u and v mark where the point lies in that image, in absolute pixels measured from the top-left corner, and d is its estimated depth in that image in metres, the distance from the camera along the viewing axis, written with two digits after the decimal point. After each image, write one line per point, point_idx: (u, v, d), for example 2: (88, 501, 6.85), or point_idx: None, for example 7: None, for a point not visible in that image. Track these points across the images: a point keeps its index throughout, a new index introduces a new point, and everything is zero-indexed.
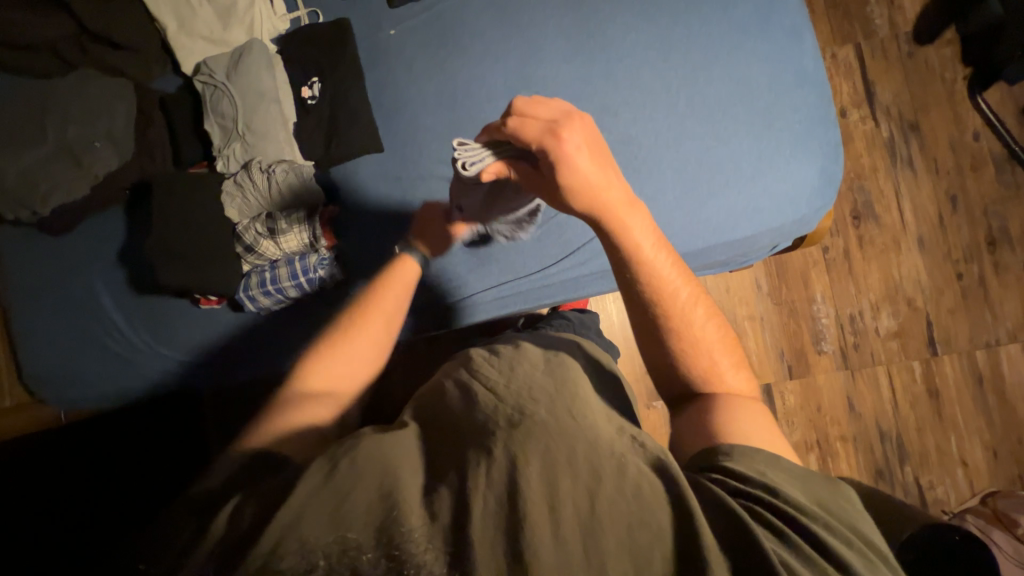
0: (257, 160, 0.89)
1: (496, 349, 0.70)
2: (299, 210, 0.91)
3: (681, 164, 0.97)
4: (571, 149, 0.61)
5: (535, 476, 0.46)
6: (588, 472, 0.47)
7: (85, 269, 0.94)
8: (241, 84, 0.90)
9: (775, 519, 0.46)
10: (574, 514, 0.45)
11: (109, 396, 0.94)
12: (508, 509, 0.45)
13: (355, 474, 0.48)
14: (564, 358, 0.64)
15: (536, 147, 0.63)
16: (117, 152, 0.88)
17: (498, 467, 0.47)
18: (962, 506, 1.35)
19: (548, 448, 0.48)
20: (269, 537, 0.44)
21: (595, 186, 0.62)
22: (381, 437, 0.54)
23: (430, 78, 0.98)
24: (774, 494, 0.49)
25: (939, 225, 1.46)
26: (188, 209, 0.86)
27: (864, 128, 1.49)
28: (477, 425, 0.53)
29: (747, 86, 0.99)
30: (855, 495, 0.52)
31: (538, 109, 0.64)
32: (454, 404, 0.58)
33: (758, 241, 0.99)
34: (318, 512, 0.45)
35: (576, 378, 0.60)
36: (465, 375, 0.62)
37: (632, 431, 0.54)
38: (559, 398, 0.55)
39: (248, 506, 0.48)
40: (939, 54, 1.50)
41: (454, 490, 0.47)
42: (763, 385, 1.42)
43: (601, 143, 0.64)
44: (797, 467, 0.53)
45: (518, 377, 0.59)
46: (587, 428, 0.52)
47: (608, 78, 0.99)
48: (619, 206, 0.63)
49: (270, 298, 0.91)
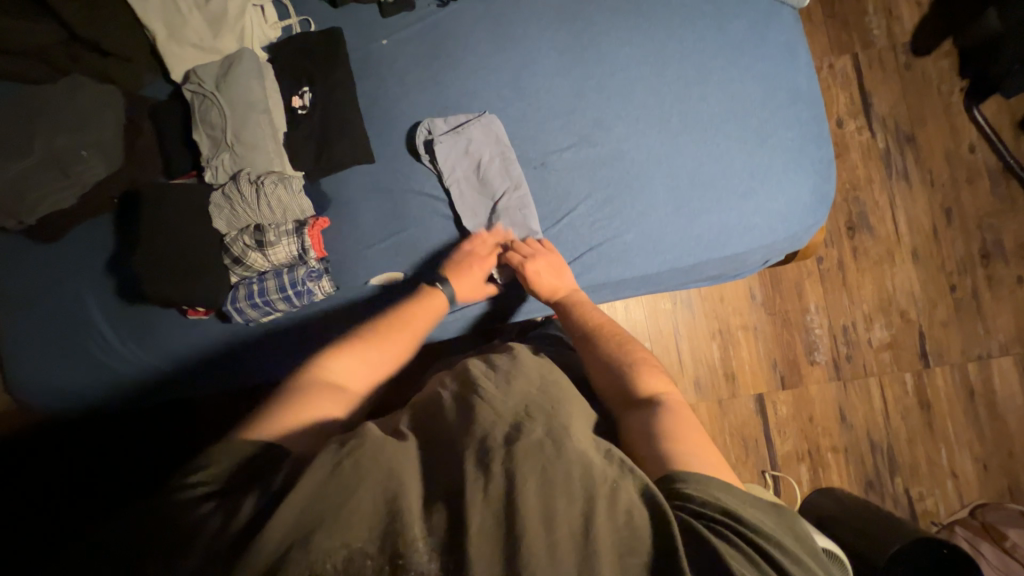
0: (245, 171, 0.89)
1: (492, 359, 0.70)
2: (288, 223, 0.90)
3: (673, 180, 0.97)
4: (535, 263, 0.90)
5: (533, 495, 0.48)
6: (585, 499, 0.49)
7: (73, 277, 0.94)
8: (231, 95, 0.89)
9: (735, 541, 0.49)
10: (570, 536, 0.47)
11: (99, 403, 0.96)
12: (507, 527, 0.47)
13: (357, 476, 0.49)
14: (558, 373, 0.68)
15: (515, 264, 0.91)
16: (104, 161, 0.87)
17: (495, 484, 0.49)
18: (951, 517, 1.35)
19: (546, 469, 0.50)
20: (260, 544, 0.45)
21: (551, 285, 0.90)
22: (383, 440, 0.54)
23: (423, 90, 0.98)
24: (732, 517, 0.51)
25: (933, 238, 1.46)
26: (178, 221, 0.87)
27: (860, 138, 1.49)
28: (475, 439, 0.53)
29: (741, 102, 0.98)
30: (795, 514, 0.56)
31: (522, 245, 0.93)
32: (448, 413, 0.58)
33: (749, 257, 1.00)
34: (317, 516, 0.47)
35: (570, 400, 0.62)
36: (461, 387, 0.62)
37: (619, 455, 0.56)
38: (557, 419, 0.57)
39: (243, 507, 0.49)
40: (936, 66, 1.49)
41: (451, 503, 0.48)
42: (755, 394, 1.42)
43: (562, 262, 0.92)
44: (747, 491, 0.56)
45: (517, 395, 0.60)
46: (582, 451, 0.53)
47: (601, 91, 0.99)
48: (570, 295, 0.90)
49: (257, 310, 0.90)
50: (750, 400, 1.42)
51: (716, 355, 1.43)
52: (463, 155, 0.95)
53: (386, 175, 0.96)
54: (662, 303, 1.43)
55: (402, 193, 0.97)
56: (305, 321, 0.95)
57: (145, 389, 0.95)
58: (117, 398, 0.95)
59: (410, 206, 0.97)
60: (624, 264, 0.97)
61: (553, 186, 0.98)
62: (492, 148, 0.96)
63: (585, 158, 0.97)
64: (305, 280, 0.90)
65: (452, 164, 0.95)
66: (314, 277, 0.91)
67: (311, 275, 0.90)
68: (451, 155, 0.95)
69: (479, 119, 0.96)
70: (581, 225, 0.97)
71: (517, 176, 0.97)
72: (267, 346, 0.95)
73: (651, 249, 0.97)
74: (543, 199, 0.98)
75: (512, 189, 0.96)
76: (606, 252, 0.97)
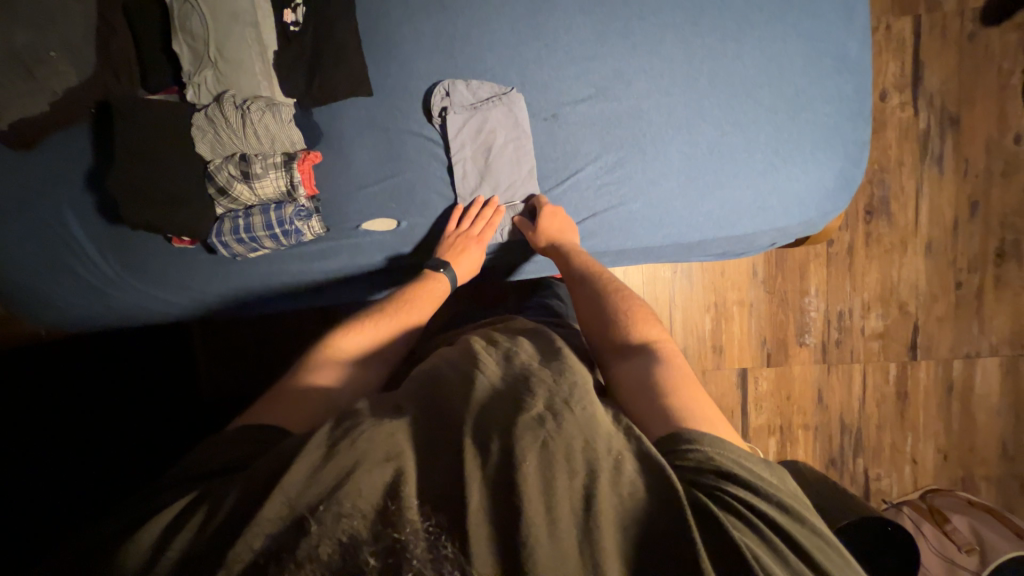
0: (230, 93, 0.82)
1: (494, 337, 0.72)
2: (277, 155, 0.85)
3: (691, 148, 0.90)
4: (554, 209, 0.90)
5: (533, 471, 0.48)
6: (585, 469, 0.49)
7: (49, 192, 0.89)
8: (213, 1, 0.80)
9: (738, 505, 0.50)
10: (572, 513, 0.47)
11: (86, 318, 0.97)
12: (503, 503, 0.47)
13: (356, 454, 0.50)
14: (561, 346, 0.69)
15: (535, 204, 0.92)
16: (73, 64, 0.81)
17: (492, 460, 0.49)
18: (902, 498, 1.43)
19: (547, 443, 0.50)
20: (244, 539, 0.46)
21: (566, 235, 0.90)
22: (381, 421, 0.55)
23: (428, 14, 0.87)
24: (730, 479, 0.52)
25: (951, 230, 1.41)
26: (158, 144, 0.82)
27: (901, 115, 1.37)
28: (474, 410, 0.54)
29: (782, 67, 0.89)
30: (785, 473, 0.58)
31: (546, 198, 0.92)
32: (448, 390, 0.59)
33: (758, 239, 0.97)
34: (312, 498, 0.48)
35: (572, 367, 0.62)
36: (461, 362, 0.64)
37: (625, 421, 0.57)
38: (558, 390, 0.57)
39: (230, 495, 0.51)
40: (1002, 40, 1.35)
41: (449, 479, 0.49)
42: (739, 368, 1.44)
43: (572, 223, 0.91)
44: (743, 449, 0.57)
45: (516, 369, 0.62)
46: (585, 424, 0.53)
47: (626, 38, 0.89)
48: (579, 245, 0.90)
49: (244, 246, 0.88)
50: (733, 373, 1.44)
51: (707, 327, 1.43)
52: (476, 133, 0.90)
53: (384, 113, 0.89)
54: (662, 271, 1.40)
55: (399, 134, 0.90)
56: (297, 258, 0.94)
57: (136, 309, 0.97)
58: (112, 317, 0.98)
59: (406, 147, 0.91)
60: (627, 234, 0.94)
61: (562, 141, 0.91)
62: (508, 132, 0.90)
63: (601, 113, 0.90)
64: (293, 219, 0.87)
65: (462, 141, 0.90)
66: (302, 216, 0.88)
67: (299, 214, 0.87)
68: (464, 130, 0.89)
69: (503, 97, 0.89)
70: (587, 187, 0.92)
71: (528, 169, 0.92)
72: (258, 283, 0.95)
73: (657, 221, 0.93)
74: (549, 155, 0.92)
75: (517, 176, 0.92)
76: (608, 220, 0.93)
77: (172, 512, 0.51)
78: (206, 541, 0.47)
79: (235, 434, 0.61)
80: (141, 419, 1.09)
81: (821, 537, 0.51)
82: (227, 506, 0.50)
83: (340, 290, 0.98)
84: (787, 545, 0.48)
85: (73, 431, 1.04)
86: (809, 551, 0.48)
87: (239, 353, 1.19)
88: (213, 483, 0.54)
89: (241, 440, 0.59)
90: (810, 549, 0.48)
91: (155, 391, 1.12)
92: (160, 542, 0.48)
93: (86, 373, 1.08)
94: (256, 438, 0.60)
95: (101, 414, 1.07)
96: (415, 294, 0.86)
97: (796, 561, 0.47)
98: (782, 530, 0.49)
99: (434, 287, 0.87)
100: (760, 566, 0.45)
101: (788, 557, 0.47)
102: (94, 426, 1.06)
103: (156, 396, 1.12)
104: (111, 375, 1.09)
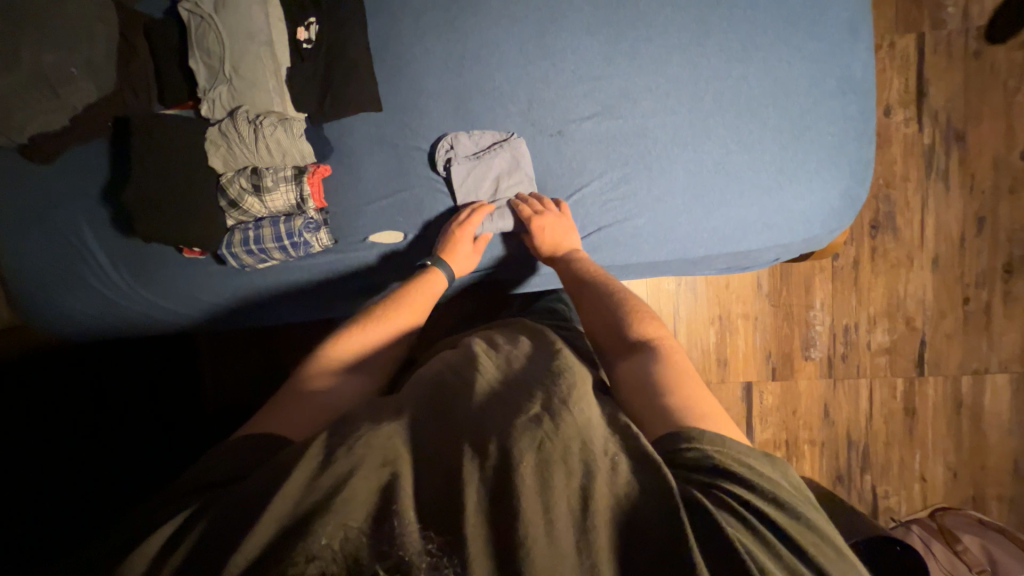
0: (244, 109, 0.84)
1: (494, 341, 0.72)
2: (288, 169, 0.87)
3: (696, 166, 0.91)
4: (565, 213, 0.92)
5: (530, 473, 0.48)
6: (582, 469, 0.49)
7: (65, 203, 0.91)
8: (230, 21, 0.83)
9: (736, 504, 0.49)
10: (570, 514, 0.46)
11: (101, 330, 0.99)
12: (501, 509, 0.46)
13: (356, 457, 0.50)
14: (559, 347, 0.69)
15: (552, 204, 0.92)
16: (94, 82, 0.83)
17: (491, 463, 0.49)
18: (911, 516, 1.41)
19: (544, 444, 0.50)
20: (246, 545, 0.45)
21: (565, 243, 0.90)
22: (378, 425, 0.55)
23: (438, 34, 0.89)
24: (728, 477, 0.51)
25: (958, 245, 1.40)
26: (173, 159, 0.84)
27: (906, 131, 1.38)
28: (472, 417, 0.54)
29: (786, 87, 0.90)
30: (790, 470, 0.57)
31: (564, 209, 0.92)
32: (448, 395, 0.59)
33: (762, 254, 0.98)
34: (311, 504, 0.48)
35: (572, 369, 0.62)
36: (462, 366, 0.65)
37: (624, 421, 0.56)
38: (556, 390, 0.57)
39: (231, 504, 0.50)
40: (1007, 57, 1.36)
41: (449, 482, 0.49)
42: (743, 381, 1.43)
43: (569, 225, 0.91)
44: (744, 444, 0.56)
45: (516, 374, 0.62)
46: (582, 426, 0.53)
47: (632, 58, 0.90)
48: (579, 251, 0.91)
49: (253, 257, 0.90)
50: (738, 387, 1.43)
51: (711, 340, 1.42)
52: (480, 179, 0.92)
53: (393, 128, 0.91)
54: (666, 283, 1.41)
55: (407, 150, 0.92)
56: (304, 269, 0.95)
57: (143, 318, 0.98)
58: (122, 326, 0.99)
59: (413, 164, 0.93)
60: (633, 250, 0.96)
61: (568, 158, 0.93)
62: (511, 177, 0.93)
63: (607, 131, 0.91)
64: (302, 232, 0.89)
65: (466, 188, 0.93)
66: (311, 229, 0.89)
67: (308, 226, 0.89)
68: (468, 179, 0.92)
69: (505, 143, 0.92)
70: (592, 203, 0.94)
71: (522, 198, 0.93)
72: (267, 295, 0.97)
73: (661, 237, 0.94)
74: (555, 171, 0.94)
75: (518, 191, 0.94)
76: (615, 235, 0.95)
77: (169, 528, 0.50)
78: (205, 553, 0.47)
79: (235, 442, 0.60)
80: (147, 432, 1.09)
81: (821, 535, 0.50)
82: (223, 514, 0.50)
83: (342, 299, 1.00)
84: (784, 545, 0.48)
85: (81, 433, 1.04)
86: (807, 551, 0.47)
87: (237, 362, 1.23)
88: (214, 493, 0.54)
89: (239, 448, 0.59)
90: (808, 547, 0.48)
91: (161, 405, 1.14)
92: (162, 552, 0.48)
93: (97, 376, 1.09)
94: (254, 446, 0.59)
95: (106, 418, 1.07)
96: (414, 293, 0.86)
97: (792, 558, 0.47)
98: (778, 527, 0.49)
99: (433, 284, 0.88)
100: (756, 565, 0.45)
101: (781, 552, 0.47)
102: (100, 432, 1.05)
103: (160, 411, 1.13)
104: (122, 378, 1.11)
